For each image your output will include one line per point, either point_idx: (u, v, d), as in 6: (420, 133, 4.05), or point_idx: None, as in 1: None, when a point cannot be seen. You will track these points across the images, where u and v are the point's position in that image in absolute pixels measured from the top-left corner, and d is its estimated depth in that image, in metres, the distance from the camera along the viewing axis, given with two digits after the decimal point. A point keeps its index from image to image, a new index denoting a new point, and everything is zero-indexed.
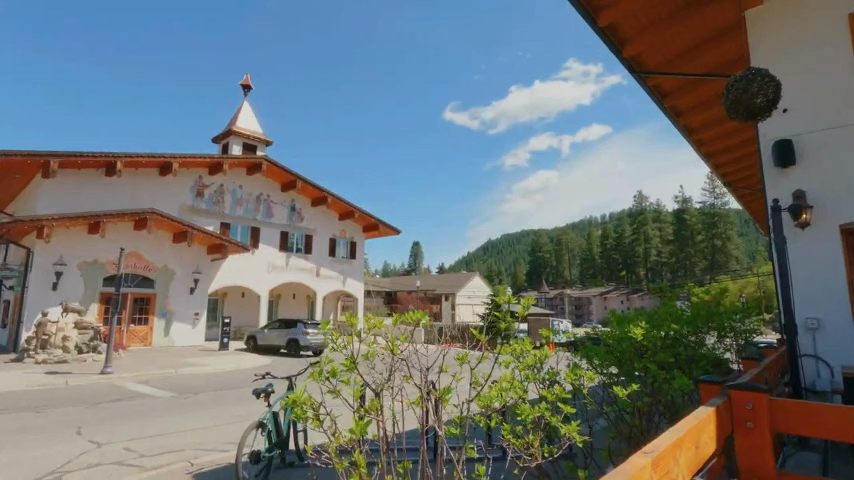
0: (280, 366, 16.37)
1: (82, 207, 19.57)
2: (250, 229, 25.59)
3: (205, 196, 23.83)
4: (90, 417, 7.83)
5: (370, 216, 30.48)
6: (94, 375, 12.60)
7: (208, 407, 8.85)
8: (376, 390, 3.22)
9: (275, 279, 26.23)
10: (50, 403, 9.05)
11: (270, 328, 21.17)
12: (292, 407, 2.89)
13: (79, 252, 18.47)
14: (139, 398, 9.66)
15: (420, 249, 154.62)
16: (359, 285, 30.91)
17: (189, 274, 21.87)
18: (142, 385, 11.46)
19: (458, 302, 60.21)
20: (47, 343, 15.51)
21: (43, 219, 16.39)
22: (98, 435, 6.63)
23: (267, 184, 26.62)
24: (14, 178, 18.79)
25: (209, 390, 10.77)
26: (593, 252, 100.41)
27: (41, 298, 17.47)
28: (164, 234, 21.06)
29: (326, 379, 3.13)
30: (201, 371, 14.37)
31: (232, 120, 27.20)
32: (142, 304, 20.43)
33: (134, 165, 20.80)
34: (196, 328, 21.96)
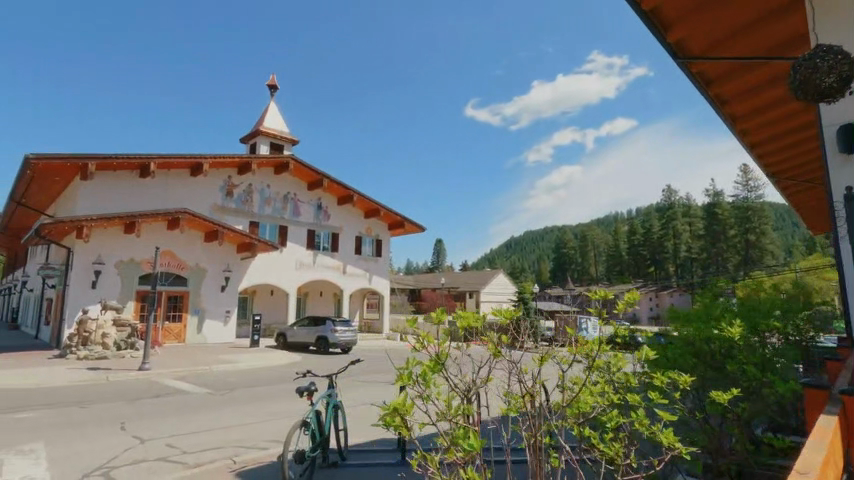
0: (311, 363, 16.47)
1: (119, 207, 20.13)
2: (278, 228, 25.90)
3: (235, 195, 24.25)
4: (132, 412, 7.96)
5: (395, 214, 30.48)
6: (132, 371, 12.90)
7: (244, 403, 8.90)
8: (463, 393, 2.96)
9: (303, 277, 26.51)
10: (93, 398, 9.27)
11: (300, 326, 21.36)
12: (385, 415, 2.57)
13: (116, 251, 18.99)
14: (177, 394, 9.82)
15: (443, 246, 154.42)
16: (384, 283, 30.96)
17: (220, 272, 22.26)
18: (179, 381, 11.67)
19: (483, 300, 59.81)
20: (88, 340, 16.01)
21: (82, 219, 16.91)
22: (142, 430, 6.70)
23: (293, 183, 26.88)
24: (55, 180, 19.45)
25: (244, 387, 10.88)
26: (620, 249, 98.34)
27: (81, 296, 18.04)
28: (196, 233, 21.49)
29: (414, 382, 2.83)
30: (234, 368, 14.56)
31: (259, 120, 27.55)
32: (176, 302, 20.91)
33: (166, 166, 21.29)
34: (228, 326, 22.32)
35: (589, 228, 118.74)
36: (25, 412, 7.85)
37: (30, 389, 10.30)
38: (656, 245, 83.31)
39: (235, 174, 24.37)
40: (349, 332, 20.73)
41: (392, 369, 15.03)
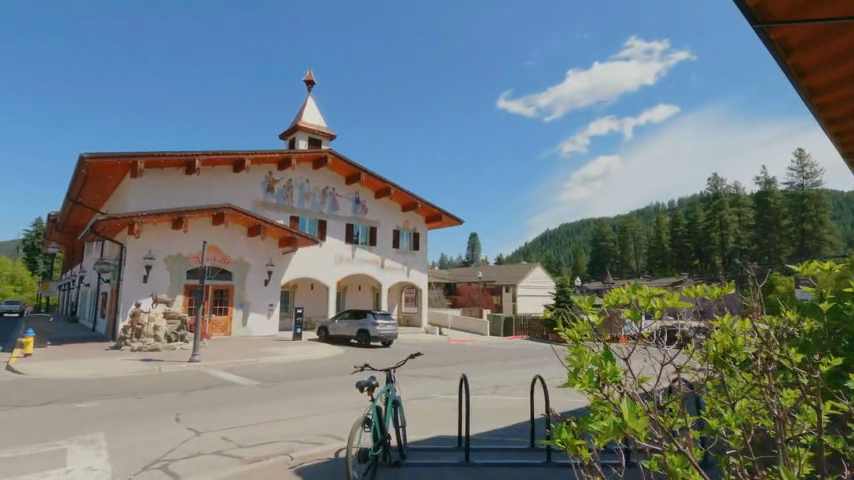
0: (353, 356, 16.44)
1: (168, 204, 20.76)
2: (317, 222, 26.11)
3: (275, 190, 24.56)
4: (186, 403, 8.02)
5: (432, 207, 30.17)
6: (183, 363, 13.19)
7: (293, 396, 8.80)
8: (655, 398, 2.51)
9: (342, 271, 26.67)
10: (148, 389, 9.44)
11: (341, 319, 21.42)
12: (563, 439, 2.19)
13: (166, 246, 19.57)
14: (228, 386, 9.88)
15: (477, 240, 153.32)
16: (423, 277, 30.78)
17: (263, 266, 22.60)
18: (228, 373, 11.80)
19: (520, 294, 58.76)
20: (141, 332, 16.58)
21: (133, 216, 17.48)
22: (197, 422, 6.68)
23: (332, 178, 26.96)
24: (107, 178, 20.25)
25: (292, 379, 10.86)
26: (663, 241, 94.49)
27: (134, 289, 18.71)
28: (239, 228, 21.89)
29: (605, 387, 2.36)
30: (279, 360, 14.68)
31: (297, 115, 27.78)
32: (222, 296, 21.39)
33: (210, 163, 21.79)
34: (271, 319, 22.64)
35: (629, 219, 114.82)
36: (86, 402, 8.04)
37: (89, 380, 10.65)
38: (701, 237, 79.56)
39: (275, 170, 24.68)
40: (390, 326, 20.62)
41: (434, 363, 14.76)
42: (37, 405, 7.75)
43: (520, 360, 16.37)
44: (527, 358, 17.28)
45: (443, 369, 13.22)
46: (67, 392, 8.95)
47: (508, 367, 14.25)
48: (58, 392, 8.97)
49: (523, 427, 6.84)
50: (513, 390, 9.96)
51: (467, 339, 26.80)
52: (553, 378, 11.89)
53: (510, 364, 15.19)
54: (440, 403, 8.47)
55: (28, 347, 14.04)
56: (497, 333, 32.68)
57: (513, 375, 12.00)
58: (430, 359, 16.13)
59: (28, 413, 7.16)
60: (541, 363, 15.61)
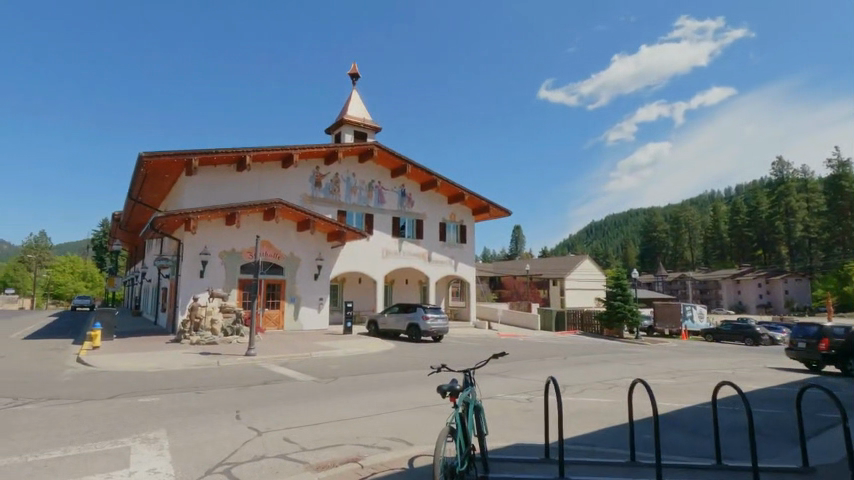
0: (406, 351, 16.08)
1: (221, 201, 21.16)
2: (364, 216, 25.99)
3: (323, 184, 24.61)
4: (247, 399, 7.84)
5: (479, 198, 29.41)
6: (240, 357, 13.23)
7: (353, 394, 8.43)
8: None
9: (390, 264, 26.47)
10: (207, 383, 9.36)
11: (390, 313, 21.15)
12: None
13: (220, 242, 19.95)
14: (285, 381, 9.66)
15: (521, 233, 150.70)
16: (471, 270, 30.14)
17: (313, 261, 22.67)
18: (284, 368, 11.66)
19: (568, 288, 56.85)
20: (199, 326, 16.92)
21: (189, 213, 17.86)
22: (258, 421, 6.40)
23: (378, 171, 26.74)
24: (165, 177, 20.88)
25: (348, 375, 10.54)
26: (721, 230, 88.78)
27: (192, 284, 19.17)
28: (289, 224, 22.03)
29: None
30: (333, 355, 14.48)
31: (343, 109, 27.73)
32: (274, 290, 21.67)
33: (260, 159, 22.03)
34: (321, 313, 22.73)
35: (683, 208, 108.92)
36: (149, 396, 8.00)
37: (152, 373, 10.77)
38: (765, 225, 74.14)
39: (322, 164, 24.71)
40: (441, 320, 20.15)
41: (491, 360, 14.11)
42: (103, 398, 7.76)
43: (581, 357, 15.42)
44: (588, 355, 16.28)
45: (502, 366, 12.55)
46: (131, 386, 9.00)
47: (571, 364, 13.38)
48: (123, 385, 9.05)
49: (609, 435, 6.09)
50: (586, 391, 9.16)
51: (518, 334, 25.95)
52: (625, 377, 10.94)
53: (570, 361, 14.29)
54: (509, 404, 7.83)
55: (96, 340, 14.56)
56: (548, 328, 31.53)
57: (580, 374, 11.13)
58: (485, 356, 15.48)
59: (94, 406, 7.13)
60: (605, 360, 14.61)
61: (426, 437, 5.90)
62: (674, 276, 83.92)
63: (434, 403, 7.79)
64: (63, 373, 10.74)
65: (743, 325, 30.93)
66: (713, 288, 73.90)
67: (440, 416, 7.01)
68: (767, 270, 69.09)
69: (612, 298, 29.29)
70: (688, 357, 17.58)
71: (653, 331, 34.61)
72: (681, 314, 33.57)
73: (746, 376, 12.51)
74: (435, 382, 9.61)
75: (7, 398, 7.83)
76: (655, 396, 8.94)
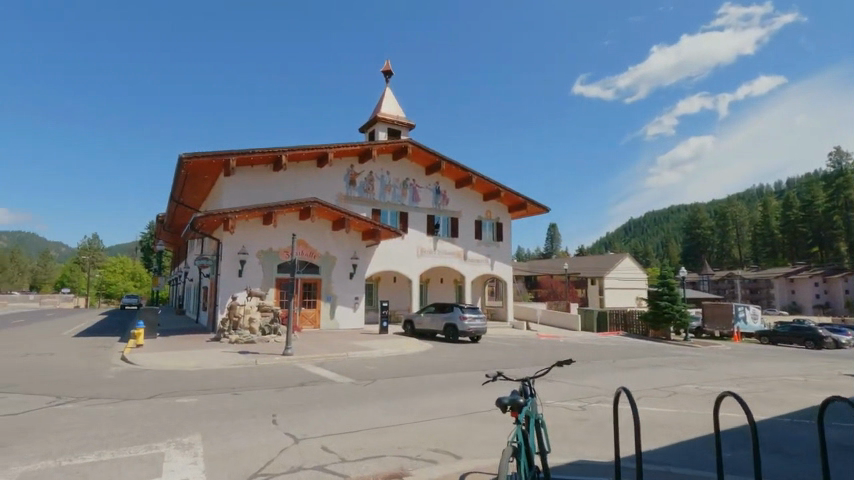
0: (443, 352, 15.63)
1: (258, 201, 21.32)
2: (399, 214, 25.70)
3: (358, 183, 24.47)
4: (283, 402, 7.56)
5: (516, 195, 28.60)
6: (277, 357, 13.12)
7: (391, 397, 8.01)
8: None
9: (425, 263, 26.07)
10: (243, 383, 9.20)
11: (427, 313, 20.73)
12: None
13: (258, 241, 20.09)
14: (322, 382, 9.37)
15: (556, 231, 147.64)
16: (508, 269, 29.38)
17: (348, 260, 22.55)
18: (321, 368, 11.42)
19: (607, 287, 54.96)
20: (238, 324, 17.04)
21: (227, 212, 18.01)
22: (294, 426, 6.07)
23: (412, 168, 26.39)
24: (204, 178, 21.24)
25: (386, 377, 10.16)
26: (772, 226, 83.79)
27: (231, 283, 19.37)
28: (324, 223, 21.98)
29: None
30: (370, 355, 14.19)
31: (376, 107, 27.53)
32: (310, 289, 21.68)
33: (296, 158, 22.08)
34: (357, 312, 22.58)
35: (729, 203, 103.65)
36: (186, 396, 7.85)
37: (191, 372, 10.75)
38: (821, 221, 69.49)
39: (356, 163, 24.56)
40: (479, 320, 19.57)
41: (533, 363, 13.47)
42: (141, 398, 7.68)
43: (630, 360, 14.51)
44: (637, 358, 15.32)
45: (547, 369, 11.88)
46: (169, 385, 8.94)
47: (620, 368, 12.54)
48: (162, 384, 9.01)
49: (682, 451, 5.38)
50: (644, 398, 8.41)
51: (558, 335, 25.05)
52: (684, 383, 10.07)
53: (619, 364, 13.45)
54: (560, 413, 7.22)
55: (139, 338, 14.84)
56: (589, 329, 30.36)
57: (634, 379, 10.33)
58: (527, 357, 14.82)
59: (131, 406, 7.03)
60: (657, 364, 13.65)
61: (473, 448, 5.38)
62: (721, 274, 79.95)
63: (478, 409, 7.27)
64: (106, 370, 10.88)
65: (803, 327, 28.82)
66: (764, 287, 69.93)
67: (486, 424, 6.46)
68: (824, 267, 64.75)
69: (658, 298, 27.80)
70: (748, 361, 16.30)
71: (702, 332, 32.76)
72: (733, 315, 31.59)
73: (821, 383, 11.31)
74: (478, 386, 9.08)
75: (50, 396, 7.86)
76: (723, 405, 8.09)
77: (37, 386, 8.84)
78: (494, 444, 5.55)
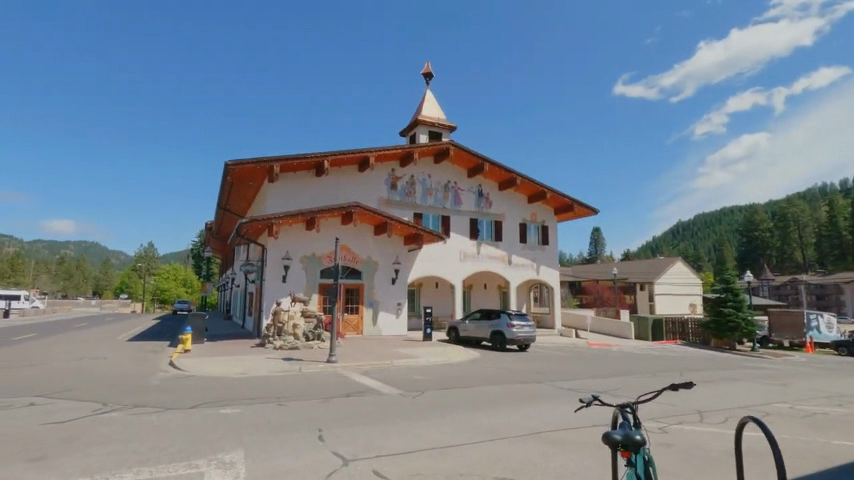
0: (492, 361, 14.86)
1: (301, 207, 21.31)
2: (441, 218, 25.11)
3: (399, 187, 24.11)
4: (330, 415, 7.06)
5: (562, 196, 27.48)
6: (321, 364, 12.78)
7: (443, 412, 7.36)
8: None
9: (468, 268, 25.34)
10: (287, 393, 8.80)
11: (472, 319, 20.01)
12: None
13: (301, 247, 20.03)
14: (369, 393, 8.85)
15: (600, 235, 142.76)
16: (554, 274, 28.22)
17: (390, 265, 22.18)
18: (366, 377, 10.94)
19: (658, 293, 52.25)
20: (282, 330, 16.96)
21: (271, 218, 18.01)
22: (343, 445, 5.55)
23: (454, 171, 25.82)
24: (250, 185, 21.46)
25: (436, 388, 9.52)
26: (840, 227, 77.50)
27: (275, 289, 19.38)
28: (367, 227, 21.71)
29: None
30: (416, 364, 13.62)
31: (417, 110, 27.18)
32: (353, 295, 21.42)
33: (337, 163, 21.98)
34: (400, 318, 22.11)
35: (790, 203, 96.80)
36: (229, 407, 7.50)
37: (236, 379, 10.52)
38: None
39: (398, 166, 24.24)
40: (527, 327, 18.64)
41: (591, 374, 12.49)
42: (186, 407, 7.41)
43: (699, 372, 13.24)
44: (706, 370, 13.99)
45: (608, 382, 10.90)
46: (213, 393, 8.67)
47: (691, 382, 11.37)
48: (206, 392, 8.74)
49: None
50: (733, 420, 7.34)
51: (611, 344, 23.65)
52: (773, 401, 8.87)
53: (688, 377, 12.23)
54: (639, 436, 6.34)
55: (187, 344, 14.89)
56: (644, 337, 28.59)
57: (714, 396, 9.20)
58: (583, 368, 13.82)
59: (174, 417, 6.73)
60: (733, 378, 12.32)
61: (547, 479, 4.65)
62: (783, 279, 74.43)
63: (543, 429, 6.50)
64: (154, 376, 10.82)
65: None
66: (833, 292, 64.55)
67: (556, 448, 5.69)
68: None
69: (722, 304, 25.74)
70: (835, 376, 14.56)
71: (768, 342, 30.23)
72: (804, 323, 28.87)
73: None
74: (537, 402, 8.28)
75: (98, 403, 7.73)
76: (831, 429, 6.94)
77: (86, 392, 8.80)
78: (571, 474, 4.78)
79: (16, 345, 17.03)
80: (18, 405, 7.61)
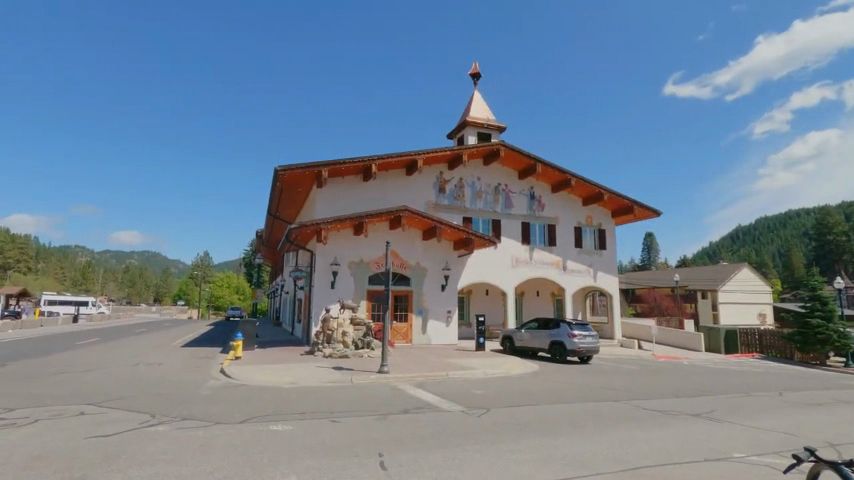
0: (554, 375, 13.67)
1: (349, 212, 20.93)
2: (491, 222, 24.05)
3: (447, 190, 23.35)
4: (389, 436, 6.26)
5: (621, 197, 25.79)
6: (374, 374, 12.10)
7: (518, 436, 6.41)
8: None
9: (521, 274, 24.11)
10: (341, 407, 8.12)
11: (528, 329, 18.79)
12: None
13: (349, 252, 19.60)
14: (429, 410, 8.01)
15: (652, 240, 135.96)
16: (613, 280, 26.49)
17: (440, 271, 21.38)
18: (422, 391, 10.12)
19: (722, 301, 48.51)
20: (331, 338, 16.50)
21: (320, 223, 17.64)
22: (408, 477, 4.73)
23: (505, 173, 24.79)
24: (298, 190, 21.37)
25: (501, 406, 8.56)
26: None
27: (324, 295, 19.01)
28: (415, 232, 21.03)
29: None
30: (472, 376, 12.70)
31: (465, 111, 26.43)
32: (402, 302, 20.77)
33: (385, 166, 21.50)
34: (450, 327, 21.20)
35: None
36: (281, 422, 6.85)
37: (287, 390, 9.98)
38: None
39: (446, 169, 23.50)
40: (590, 338, 17.22)
41: (673, 392, 11.07)
42: (235, 422, 6.85)
43: (801, 392, 11.49)
44: (808, 389, 12.17)
45: (699, 402, 9.50)
46: (263, 405, 8.12)
47: (798, 405, 9.75)
48: (256, 404, 8.20)
49: None
50: None
51: (680, 357, 21.69)
52: None
53: (791, 398, 10.55)
54: (768, 475, 5.14)
55: (238, 350, 14.62)
56: (716, 349, 26.17)
57: (842, 428, 7.63)
58: (661, 384, 12.38)
59: (221, 434, 6.14)
60: (847, 400, 10.51)
61: None
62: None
63: (644, 463, 5.42)
64: (206, 384, 10.51)
65: None
66: None
67: None
68: None
69: (808, 314, 23.13)
70: None
71: None
72: None
73: None
74: (624, 427, 7.14)
75: (146, 415, 7.30)
76: None
77: (137, 401, 8.47)
78: None
79: (78, 350, 17.46)
80: (67, 414, 7.32)
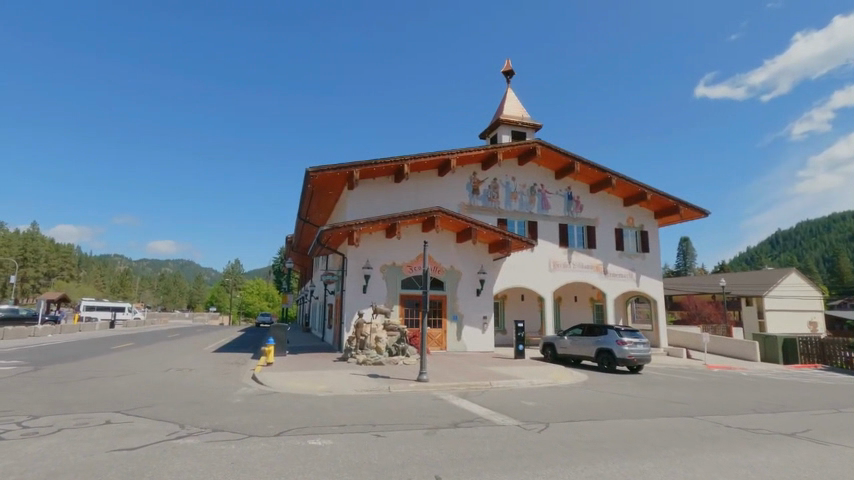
0: (607, 385, 12.54)
1: (381, 213, 20.33)
2: (527, 224, 23.03)
3: (481, 191, 22.49)
4: (443, 455, 5.43)
5: (665, 197, 24.35)
6: (412, 383, 11.29)
7: (593, 458, 5.48)
8: None
9: (559, 278, 22.96)
10: (384, 419, 7.34)
11: (571, 336, 17.65)
12: None
13: (382, 255, 18.97)
14: (481, 425, 7.12)
15: (687, 245, 131.07)
16: (657, 285, 24.98)
17: (475, 275, 20.50)
18: (468, 402, 9.25)
19: (769, 308, 45.68)
20: (364, 344, 15.85)
21: (352, 224, 17.06)
22: None
23: (541, 173, 23.79)
24: (329, 192, 20.92)
25: (561, 420, 7.60)
26: None
27: (356, 299, 18.39)
28: (449, 235, 20.26)
29: None
30: (518, 386, 11.74)
31: (499, 109, 25.55)
32: (436, 307, 19.95)
33: (417, 167, 20.85)
34: (486, 333, 20.24)
35: None
36: (320, 437, 6.11)
37: (322, 398, 9.29)
38: None
39: (480, 169, 22.66)
40: (641, 346, 15.96)
41: (749, 407, 9.82)
42: (269, 435, 6.15)
43: None
44: None
45: (789, 420, 8.27)
46: (299, 416, 7.43)
47: None
48: (291, 415, 7.51)
49: None
50: None
51: (736, 367, 20.04)
52: None
53: None
54: None
55: (270, 356, 14.10)
56: (773, 359, 24.23)
57: None
58: (731, 398, 11.08)
59: (254, 449, 5.44)
60: None
61: None
62: None
63: None
64: (237, 392, 9.93)
65: None
66: None
67: None
68: None
69: None
70: None
71: None
72: None
73: None
74: (714, 449, 6.08)
75: (175, 425, 6.71)
76: None
77: (166, 409, 7.93)
78: None
79: (113, 354, 17.38)
80: (93, 423, 6.79)
